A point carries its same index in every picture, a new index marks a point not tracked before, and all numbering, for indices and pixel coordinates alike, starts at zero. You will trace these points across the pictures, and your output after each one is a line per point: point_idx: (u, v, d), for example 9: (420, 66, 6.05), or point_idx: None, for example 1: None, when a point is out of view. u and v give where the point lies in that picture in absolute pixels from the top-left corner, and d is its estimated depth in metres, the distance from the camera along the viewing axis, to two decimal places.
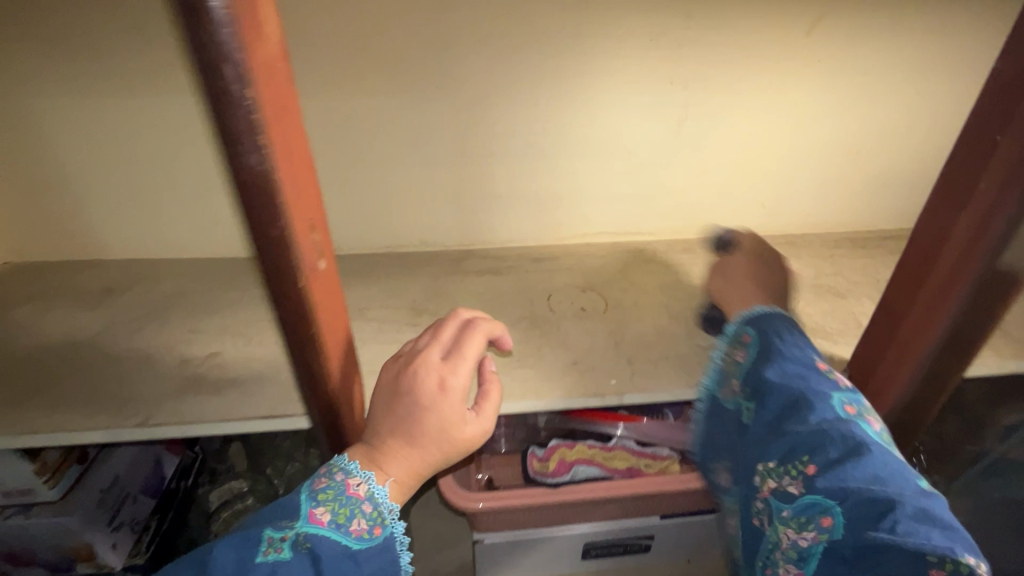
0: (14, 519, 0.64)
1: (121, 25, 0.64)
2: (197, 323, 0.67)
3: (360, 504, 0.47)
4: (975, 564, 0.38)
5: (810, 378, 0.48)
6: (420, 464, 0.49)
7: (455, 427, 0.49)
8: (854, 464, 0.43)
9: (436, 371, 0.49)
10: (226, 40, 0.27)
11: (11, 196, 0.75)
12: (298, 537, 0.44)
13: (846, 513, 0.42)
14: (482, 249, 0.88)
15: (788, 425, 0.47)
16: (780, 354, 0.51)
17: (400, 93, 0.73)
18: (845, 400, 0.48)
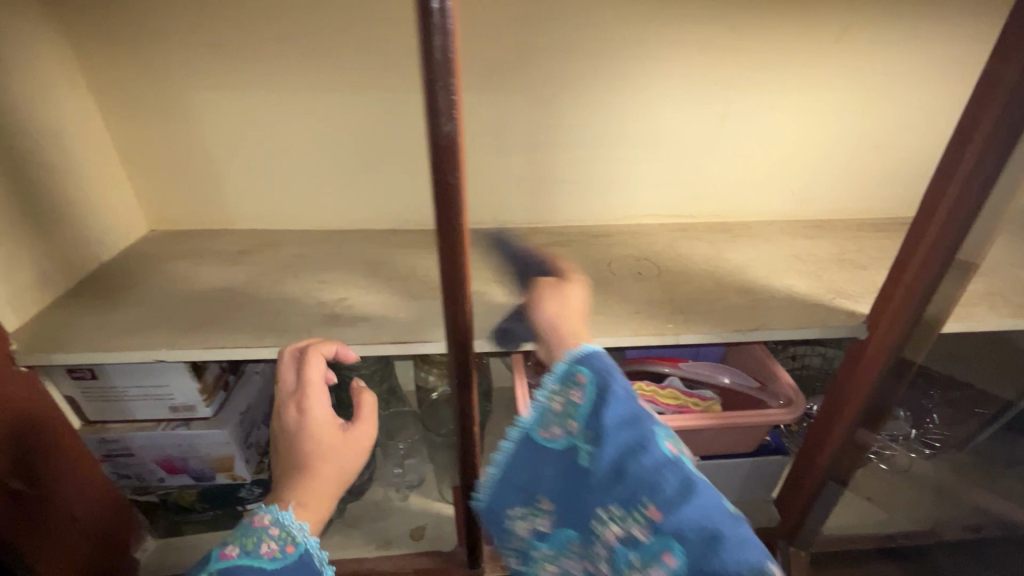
0: (178, 429, 0.79)
1: (273, 32, 0.81)
2: (323, 276, 0.82)
3: (264, 529, 0.53)
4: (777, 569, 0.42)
5: (643, 422, 0.49)
6: (323, 483, 0.56)
7: (333, 436, 0.58)
8: (681, 504, 0.45)
9: (293, 398, 0.60)
10: (447, 41, 0.41)
11: (167, 172, 0.91)
12: (210, 573, 0.49)
13: (685, 552, 0.43)
14: (546, 228, 1.02)
15: (637, 467, 0.47)
16: (614, 387, 0.51)
17: (486, 88, 0.87)
18: (668, 440, 0.49)
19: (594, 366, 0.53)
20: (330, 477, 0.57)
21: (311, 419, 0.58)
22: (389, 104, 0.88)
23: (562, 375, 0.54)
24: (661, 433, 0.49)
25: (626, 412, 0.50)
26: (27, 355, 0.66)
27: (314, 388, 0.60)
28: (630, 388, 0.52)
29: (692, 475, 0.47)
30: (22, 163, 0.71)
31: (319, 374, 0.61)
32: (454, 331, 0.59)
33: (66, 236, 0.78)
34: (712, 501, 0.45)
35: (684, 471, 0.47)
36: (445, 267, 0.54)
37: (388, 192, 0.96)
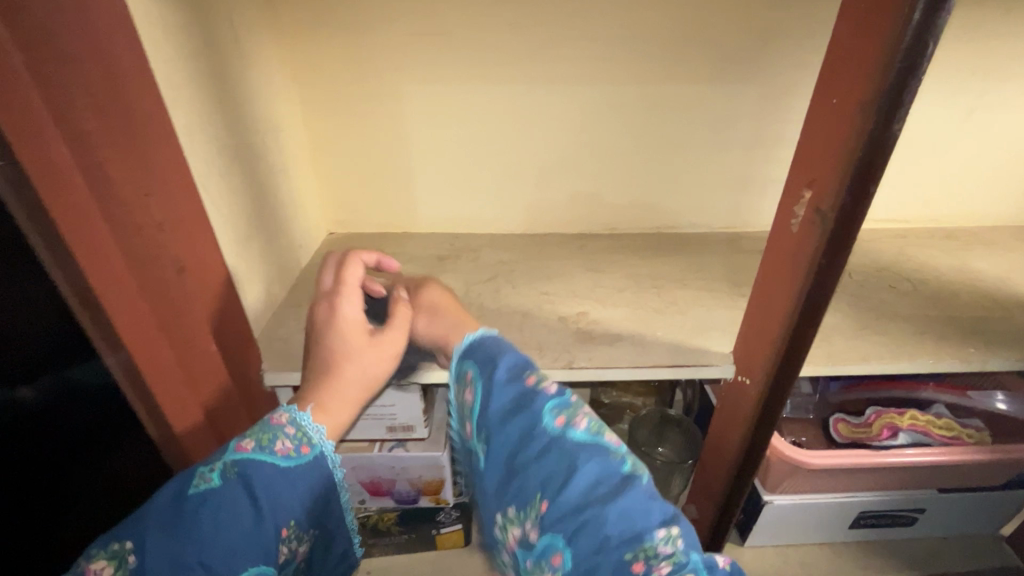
0: (395, 451, 0.73)
1: (495, 22, 0.75)
2: (545, 286, 0.75)
3: (281, 429, 0.48)
4: (659, 541, 0.33)
5: (525, 401, 0.40)
6: (337, 384, 0.55)
7: (352, 337, 0.57)
8: (563, 483, 0.36)
9: (330, 302, 0.61)
10: (942, 22, 0.33)
11: (357, 173, 0.85)
12: (227, 465, 0.44)
13: (574, 553, 0.34)
14: (747, 233, 0.93)
15: (523, 457, 0.38)
16: (497, 371, 0.44)
17: (712, 81, 0.79)
18: (555, 410, 0.39)
19: (486, 350, 0.46)
20: (346, 386, 0.55)
21: (323, 322, 0.59)
22: (604, 97, 0.81)
23: (456, 378, 0.47)
24: (543, 402, 0.40)
25: (518, 393, 0.41)
26: (281, 376, 0.60)
27: (348, 291, 0.61)
28: (509, 365, 0.44)
29: (580, 462, 0.36)
30: (255, 163, 0.65)
31: (355, 278, 0.61)
32: (788, 353, 0.52)
33: (281, 241, 0.72)
34: (604, 472, 0.36)
35: (568, 445, 0.37)
36: (809, 291, 0.47)
37: (583, 192, 0.90)
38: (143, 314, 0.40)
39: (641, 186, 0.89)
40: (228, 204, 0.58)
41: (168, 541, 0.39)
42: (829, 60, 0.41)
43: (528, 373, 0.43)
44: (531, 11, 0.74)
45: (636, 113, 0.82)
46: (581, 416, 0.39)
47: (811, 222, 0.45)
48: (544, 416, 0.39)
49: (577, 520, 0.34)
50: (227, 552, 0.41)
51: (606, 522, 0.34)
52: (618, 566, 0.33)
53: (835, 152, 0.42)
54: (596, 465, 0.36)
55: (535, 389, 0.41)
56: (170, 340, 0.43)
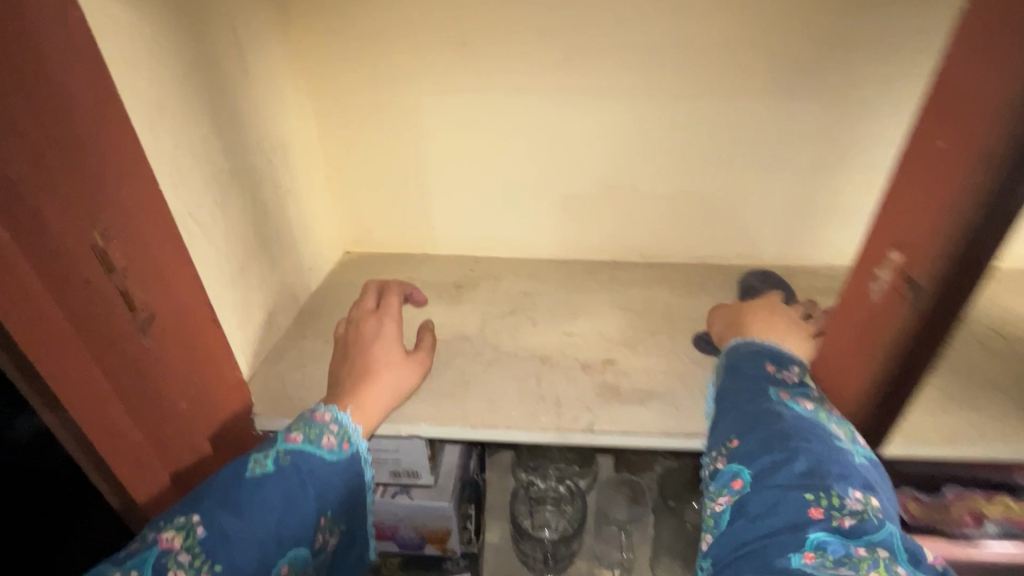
0: (399, 497, 0.68)
1: (526, 30, 0.68)
2: (569, 326, 0.68)
3: (328, 425, 0.45)
4: (851, 500, 0.36)
5: (764, 378, 0.44)
6: (381, 392, 0.51)
7: (393, 350, 0.55)
8: (767, 429, 0.40)
9: (370, 315, 0.58)
10: None
11: (374, 191, 0.80)
12: (278, 451, 0.42)
13: (759, 478, 0.38)
14: (804, 266, 0.83)
15: (739, 404, 0.43)
16: (739, 359, 0.48)
17: (771, 97, 0.70)
18: (783, 388, 0.44)
19: (742, 359, 0.47)
20: (382, 394, 0.51)
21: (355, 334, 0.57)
22: (646, 113, 0.72)
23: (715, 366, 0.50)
24: (778, 382, 0.44)
25: (761, 367, 0.46)
26: (271, 421, 0.54)
27: (394, 309, 0.59)
28: (777, 359, 0.47)
29: (799, 427, 0.40)
30: (259, 186, 0.60)
31: (398, 302, 0.61)
32: (869, 426, 0.44)
33: (288, 266, 0.68)
34: (830, 456, 0.38)
35: (792, 415, 0.41)
36: (890, 369, 0.39)
37: (618, 217, 0.81)
38: (91, 373, 0.34)
39: (684, 211, 0.80)
40: (221, 232, 0.53)
41: (221, 519, 0.38)
42: (934, 93, 0.32)
43: (787, 364, 0.46)
44: (567, 18, 0.66)
45: (681, 132, 0.73)
46: (808, 397, 0.43)
47: (895, 292, 0.36)
48: (795, 403, 0.42)
49: (773, 463, 0.38)
50: (271, 534, 0.39)
51: (796, 475, 0.37)
52: (797, 503, 0.36)
53: (935, 213, 0.33)
54: (817, 447, 0.38)
55: (782, 376, 0.45)
56: (127, 400, 0.37)
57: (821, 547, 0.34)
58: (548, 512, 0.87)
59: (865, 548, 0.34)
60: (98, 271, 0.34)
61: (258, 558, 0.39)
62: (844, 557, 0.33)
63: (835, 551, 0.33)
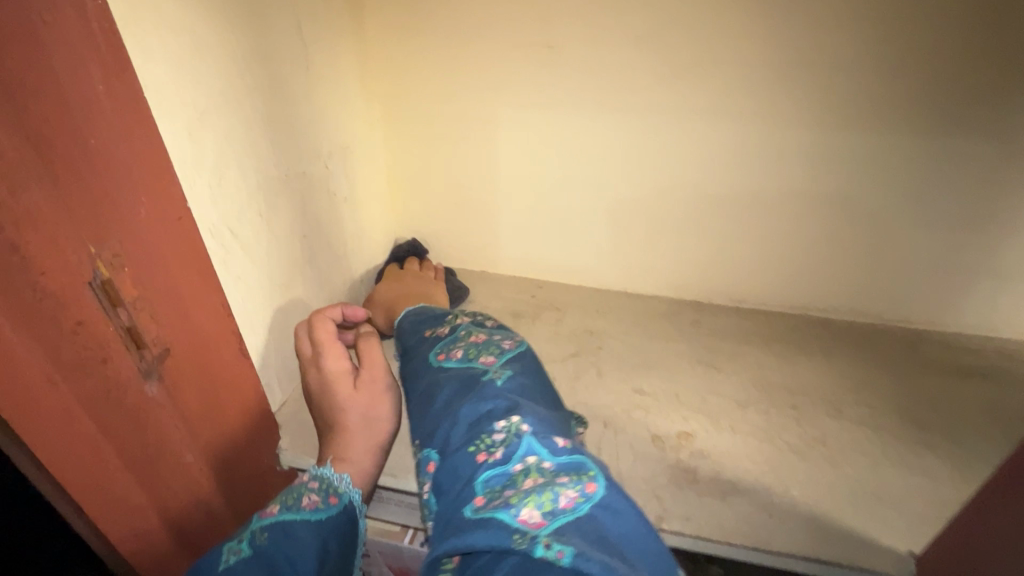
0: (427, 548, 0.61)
1: (624, 34, 0.58)
2: (639, 381, 0.59)
3: (306, 484, 0.39)
4: (519, 429, 0.33)
5: (418, 346, 0.45)
6: (367, 440, 0.45)
7: (348, 391, 0.47)
8: (459, 395, 0.37)
9: (311, 362, 0.50)
10: None
11: (436, 202, 0.73)
12: (252, 529, 0.35)
13: (437, 448, 0.35)
14: (936, 334, 0.68)
15: (418, 387, 0.41)
16: (410, 333, 0.48)
17: (922, 127, 0.56)
18: (487, 353, 0.41)
19: (410, 325, 0.49)
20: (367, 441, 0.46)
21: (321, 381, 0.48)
22: (756, 138, 0.61)
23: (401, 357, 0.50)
24: (433, 344, 0.44)
25: (421, 328, 0.47)
26: (297, 459, 0.49)
27: (329, 341, 0.50)
28: (424, 323, 0.48)
29: (470, 383, 0.38)
30: (311, 194, 0.55)
31: (330, 328, 0.50)
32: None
33: (337, 281, 0.63)
34: (481, 398, 0.36)
35: (471, 373, 0.39)
36: None
37: (707, 254, 0.70)
38: (84, 431, 0.29)
39: (789, 254, 0.68)
40: (264, 248, 0.48)
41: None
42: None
43: (436, 324, 0.47)
44: (674, 24, 0.57)
45: (798, 162, 0.61)
46: (459, 347, 0.42)
47: None
48: (436, 345, 0.44)
49: (466, 426, 0.35)
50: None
51: (462, 428, 0.35)
52: (467, 455, 0.33)
53: None
54: (455, 384, 0.38)
55: (442, 334, 0.45)
56: (125, 455, 0.32)
57: (488, 485, 0.31)
58: None
59: (520, 462, 0.32)
60: (95, 309, 0.29)
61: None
62: (505, 482, 0.31)
63: (497, 485, 0.31)
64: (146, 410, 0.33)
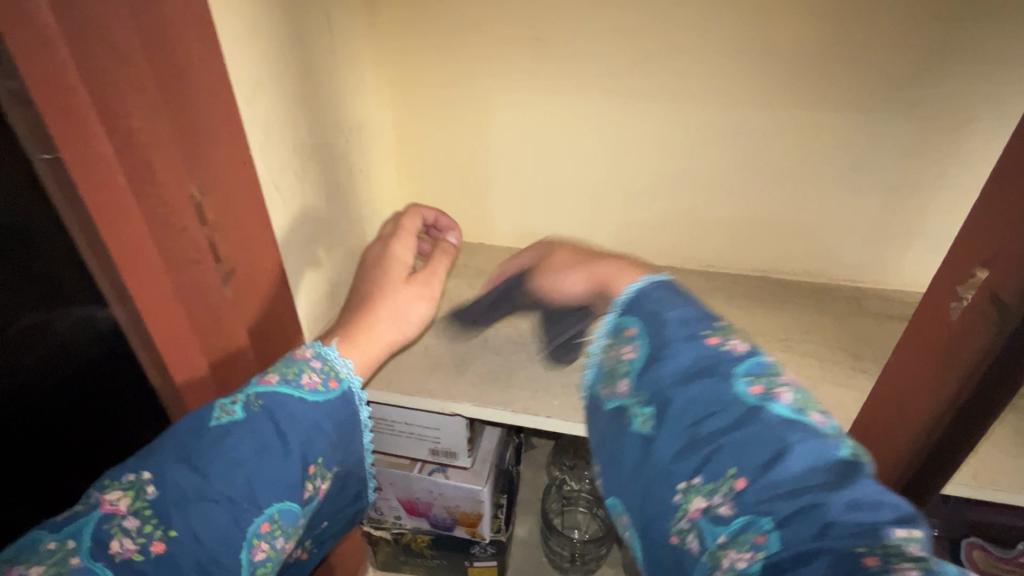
0: (435, 476, 0.70)
1: (602, 30, 0.68)
2: None
3: (308, 361, 0.43)
4: (907, 540, 0.25)
5: (708, 368, 0.33)
6: (377, 333, 0.50)
7: (397, 277, 0.55)
8: (810, 457, 0.29)
9: (385, 241, 0.60)
10: None
11: (440, 180, 0.83)
12: (248, 396, 0.39)
13: (792, 532, 0.27)
14: (878, 290, 0.78)
15: (714, 419, 0.31)
16: (671, 329, 0.36)
17: (854, 108, 0.66)
18: (792, 397, 0.32)
19: (654, 303, 0.37)
20: (376, 337, 0.50)
21: (386, 256, 0.57)
22: (717, 119, 0.71)
23: (608, 327, 0.38)
24: (736, 364, 0.33)
25: (685, 326, 0.36)
26: None
27: (407, 232, 0.60)
28: (693, 327, 0.36)
29: (824, 452, 0.29)
30: (336, 163, 0.64)
31: (414, 227, 0.61)
32: (933, 459, 0.41)
33: (355, 243, 0.72)
34: (846, 476, 0.28)
35: (809, 436, 0.29)
36: (966, 400, 0.37)
37: (679, 223, 0.80)
38: (174, 312, 0.39)
39: (750, 222, 0.78)
40: (299, 203, 0.57)
41: (179, 477, 0.35)
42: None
43: (704, 336, 0.35)
44: (644, 21, 0.67)
45: (753, 140, 0.72)
46: (785, 388, 0.32)
47: (977, 317, 0.34)
48: (732, 366, 0.33)
49: (832, 520, 0.26)
50: (248, 490, 0.36)
51: (818, 516, 0.27)
52: (843, 557, 0.25)
53: None
54: (805, 444, 0.29)
55: (714, 341, 0.35)
56: (201, 340, 0.42)
57: None
58: (580, 513, 0.88)
59: None
60: (194, 222, 0.37)
61: (232, 519, 0.36)
62: None
63: None
64: (219, 313, 0.42)
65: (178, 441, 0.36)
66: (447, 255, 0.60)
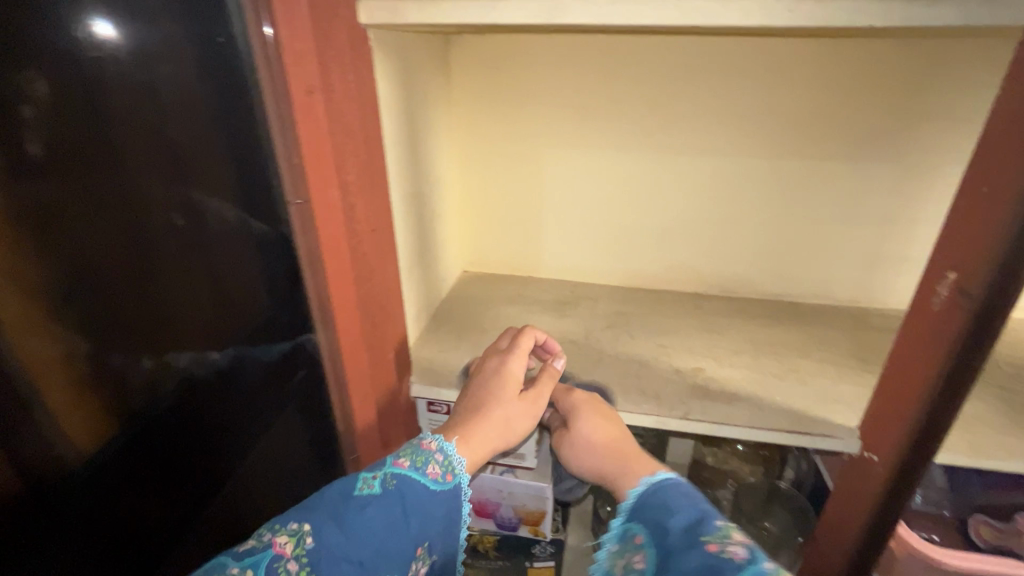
0: (505, 475, 0.79)
1: (636, 99, 0.84)
2: (662, 340, 0.80)
3: (432, 454, 0.55)
4: None
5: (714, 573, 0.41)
6: (483, 439, 0.60)
7: (506, 393, 0.64)
8: None
9: (500, 354, 0.68)
10: None
11: (496, 222, 0.97)
12: (386, 476, 0.52)
13: None
14: (877, 309, 0.90)
15: None
16: (671, 542, 0.45)
17: (844, 158, 0.82)
18: None
19: (653, 510, 0.49)
20: (485, 440, 0.60)
21: (502, 371, 0.65)
22: (732, 168, 0.86)
23: (620, 536, 0.50)
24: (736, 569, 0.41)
25: (691, 531, 0.45)
26: (423, 389, 0.72)
27: (520, 351, 0.67)
28: (699, 526, 0.45)
29: None
30: (423, 208, 0.78)
31: (529, 345, 0.68)
32: (929, 425, 0.51)
33: (432, 275, 0.84)
34: None
35: None
36: (953, 368, 0.47)
37: (702, 254, 0.93)
38: (348, 322, 0.57)
39: (763, 253, 0.91)
40: (405, 239, 0.70)
41: (329, 536, 0.47)
42: (985, 143, 0.44)
43: (710, 531, 0.45)
44: (671, 93, 0.83)
45: (763, 185, 0.86)
46: None
47: (954, 303, 0.46)
48: (734, 572, 0.40)
49: None
50: (374, 558, 0.48)
51: None
52: None
53: (991, 235, 0.43)
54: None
55: (719, 545, 0.43)
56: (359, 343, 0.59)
57: None
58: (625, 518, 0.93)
59: None
60: None
61: None
62: None
63: None
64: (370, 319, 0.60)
65: (328, 505, 0.49)
66: (553, 377, 0.67)
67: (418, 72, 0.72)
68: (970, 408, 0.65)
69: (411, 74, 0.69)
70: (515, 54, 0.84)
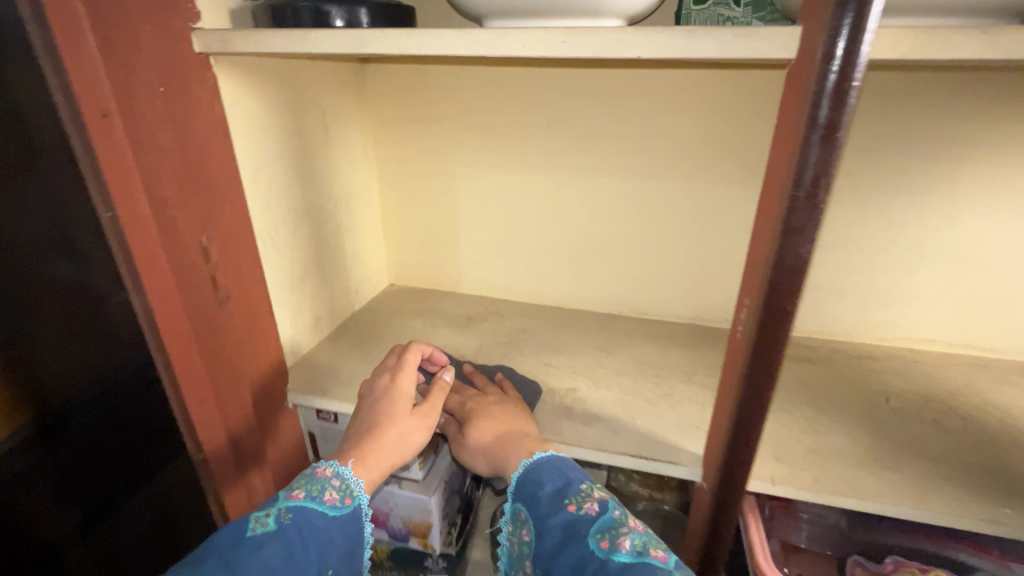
0: (391, 486, 0.81)
1: (539, 121, 0.86)
2: (550, 358, 0.80)
3: (327, 480, 0.57)
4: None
5: (577, 525, 0.52)
6: (383, 456, 0.60)
7: (400, 409, 0.63)
8: None
9: (389, 371, 0.67)
10: (801, 157, 0.37)
11: (415, 237, 0.99)
12: (281, 511, 0.53)
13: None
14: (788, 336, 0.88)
15: None
16: (543, 509, 0.54)
17: (743, 182, 0.81)
18: (599, 535, 0.50)
19: (535, 482, 0.56)
20: (382, 458, 0.60)
21: (391, 388, 0.64)
22: (636, 190, 0.86)
23: (511, 515, 0.58)
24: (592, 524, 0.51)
25: (558, 495, 0.54)
26: (298, 395, 0.72)
27: (409, 367, 0.66)
28: (561, 485, 0.55)
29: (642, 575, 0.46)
30: (323, 223, 0.81)
31: (416, 360, 0.67)
32: (731, 453, 0.50)
33: (337, 286, 0.87)
34: None
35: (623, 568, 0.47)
36: (742, 397, 0.47)
37: (614, 275, 0.93)
38: (201, 378, 0.58)
39: (673, 275, 0.90)
40: (290, 251, 0.74)
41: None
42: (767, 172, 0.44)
43: (577, 487, 0.55)
44: (572, 115, 0.84)
45: (667, 208, 0.86)
46: (624, 538, 0.49)
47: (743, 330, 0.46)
48: (589, 524, 0.51)
49: None
50: None
51: None
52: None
53: (762, 263, 0.43)
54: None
55: (577, 505, 0.53)
56: (218, 399, 0.60)
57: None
58: None
59: None
60: (198, 258, 0.54)
61: None
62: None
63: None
64: (231, 373, 0.61)
65: (222, 549, 0.49)
66: (444, 389, 0.67)
67: (312, 94, 0.75)
68: (833, 441, 0.63)
69: (302, 96, 0.73)
70: (426, 77, 0.87)
